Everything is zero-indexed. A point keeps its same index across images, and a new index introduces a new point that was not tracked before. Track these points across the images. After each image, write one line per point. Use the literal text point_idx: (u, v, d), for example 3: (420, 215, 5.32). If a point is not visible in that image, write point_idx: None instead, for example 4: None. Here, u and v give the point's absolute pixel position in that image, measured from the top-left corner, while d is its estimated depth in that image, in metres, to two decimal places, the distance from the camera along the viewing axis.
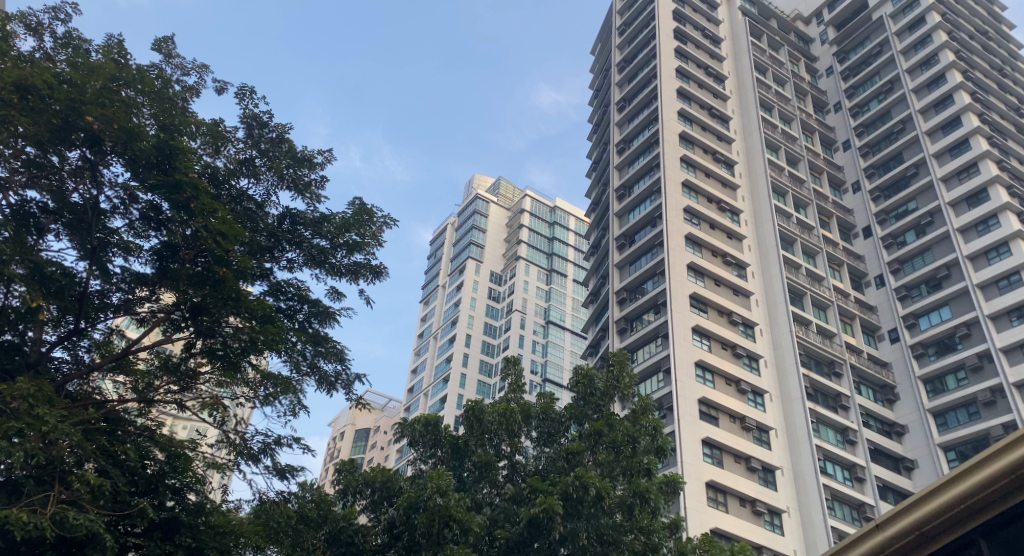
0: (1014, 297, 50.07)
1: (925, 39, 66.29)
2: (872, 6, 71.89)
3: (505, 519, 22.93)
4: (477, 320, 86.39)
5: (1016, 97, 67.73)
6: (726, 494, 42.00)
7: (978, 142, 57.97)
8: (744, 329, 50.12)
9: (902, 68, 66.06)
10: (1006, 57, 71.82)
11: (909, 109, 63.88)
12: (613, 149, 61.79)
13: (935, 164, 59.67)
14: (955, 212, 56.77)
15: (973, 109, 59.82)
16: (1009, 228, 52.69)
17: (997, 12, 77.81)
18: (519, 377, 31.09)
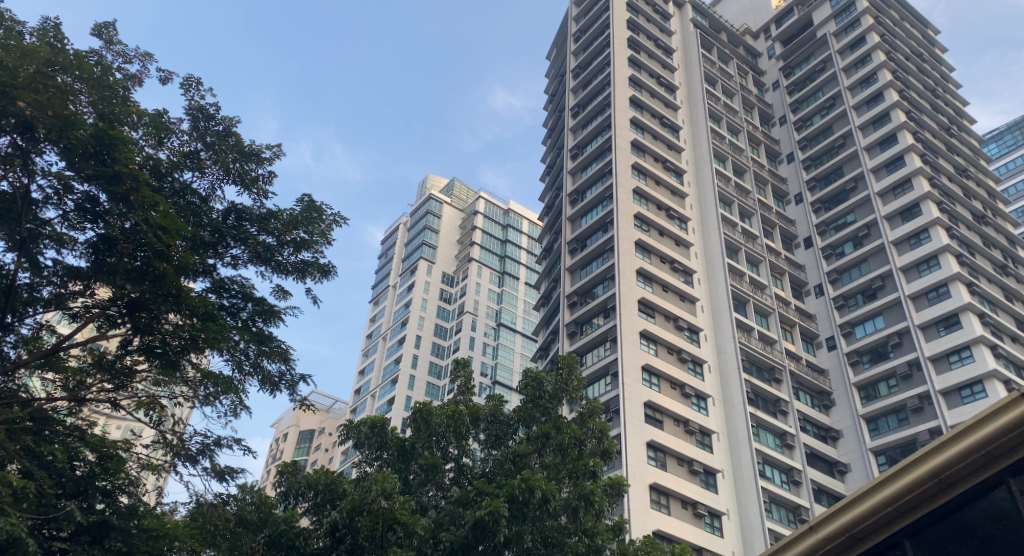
0: (942, 308, 51.69)
1: (864, 58, 67.98)
2: (817, 24, 73.40)
3: (450, 521, 22.55)
4: (427, 321, 85.88)
5: (947, 118, 69.86)
6: (669, 496, 42.26)
7: (912, 159, 59.71)
8: (690, 334, 50.55)
9: (843, 85, 67.60)
10: (939, 78, 74.12)
11: (849, 124, 65.39)
12: (567, 154, 61.94)
13: (873, 179, 61.18)
14: (890, 225, 58.28)
15: (908, 127, 61.59)
16: (939, 242, 54.43)
17: (932, 35, 80.22)
18: (468, 379, 30.74)
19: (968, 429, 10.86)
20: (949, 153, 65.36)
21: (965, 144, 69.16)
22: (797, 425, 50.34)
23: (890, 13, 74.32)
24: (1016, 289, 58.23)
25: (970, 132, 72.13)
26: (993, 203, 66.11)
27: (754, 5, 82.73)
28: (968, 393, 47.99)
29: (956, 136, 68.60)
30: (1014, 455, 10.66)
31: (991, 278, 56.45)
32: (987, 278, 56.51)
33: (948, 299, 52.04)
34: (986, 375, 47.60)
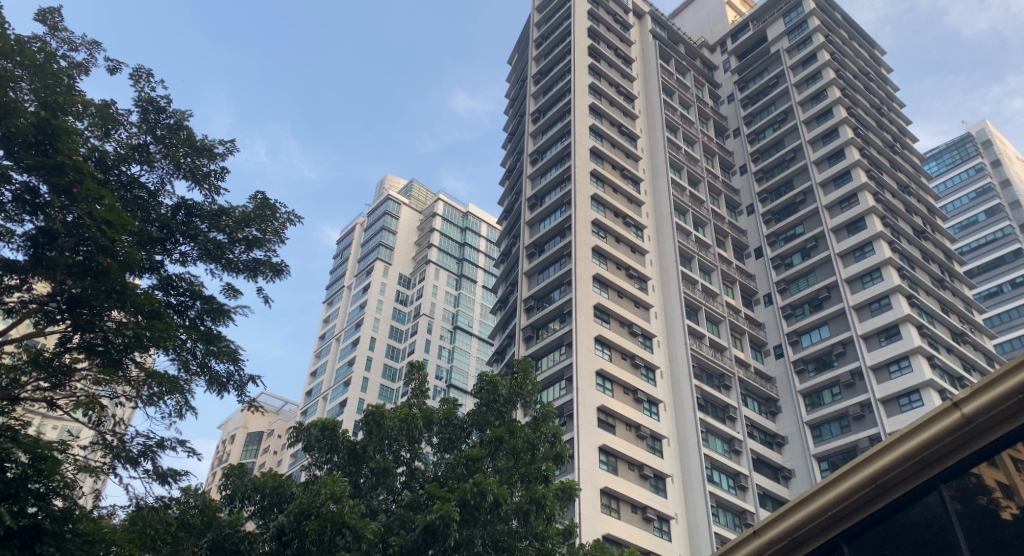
0: (883, 319, 52.83)
1: (815, 74, 69.29)
2: (771, 40, 74.55)
3: (401, 525, 22.13)
4: (382, 323, 85.16)
5: (892, 135, 71.42)
6: (619, 500, 42.32)
7: (858, 174, 61.01)
8: (643, 340, 50.76)
9: (794, 100, 68.74)
10: (885, 97, 75.85)
11: (799, 139, 66.45)
12: (526, 159, 61.88)
13: (821, 192, 62.30)
14: (836, 238, 59.42)
15: (855, 143, 62.91)
16: (881, 255, 55.65)
17: (878, 55, 82.00)
18: (423, 382, 30.28)
19: (904, 437, 12.46)
20: (893, 169, 66.75)
21: (908, 161, 70.77)
22: (744, 431, 50.80)
23: (840, 32, 75.84)
24: (954, 303, 59.57)
25: (913, 150, 73.81)
26: (933, 218, 67.66)
27: (711, 20, 83.79)
28: (906, 402, 49.14)
29: (899, 153, 70.15)
30: (944, 462, 12.27)
31: (930, 291, 57.77)
32: (926, 291, 57.84)
33: (889, 310, 53.15)
34: (922, 384, 48.78)
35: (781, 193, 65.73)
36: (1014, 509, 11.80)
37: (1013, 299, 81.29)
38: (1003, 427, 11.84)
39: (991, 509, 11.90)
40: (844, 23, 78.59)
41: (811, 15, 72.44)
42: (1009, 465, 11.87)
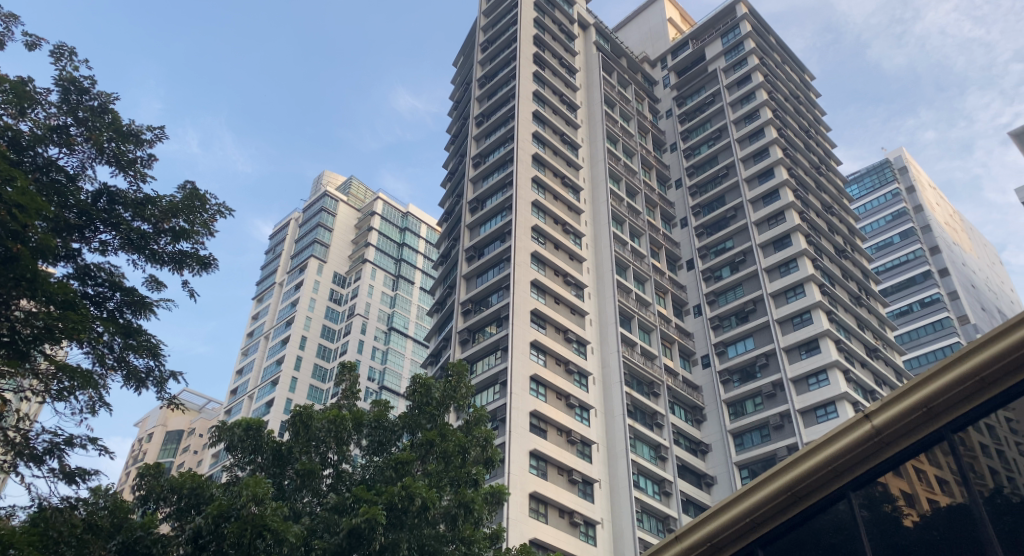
0: (804, 333, 53.98)
1: (749, 95, 70.55)
2: (709, 59, 75.66)
3: (325, 529, 21.44)
4: (314, 322, 83.67)
5: (818, 157, 73.18)
6: (547, 505, 42.08)
7: (786, 193, 62.24)
8: (577, 346, 50.74)
9: (729, 119, 69.78)
10: (813, 120, 77.73)
11: (732, 156, 67.50)
12: (468, 162, 61.42)
13: (751, 209, 63.36)
14: (763, 253, 60.51)
15: (784, 163, 64.23)
16: (804, 272, 56.86)
17: (808, 80, 84.08)
18: (354, 383, 29.54)
19: (818, 446, 12.61)
20: (817, 190, 68.33)
21: (832, 183, 72.64)
22: (671, 438, 51.19)
23: (774, 55, 77.46)
24: (869, 319, 61.15)
25: (837, 173, 75.76)
26: (853, 238, 69.45)
27: (653, 35, 84.71)
28: (822, 413, 50.31)
29: (824, 174, 71.95)
30: (854, 471, 12.53)
31: (848, 308, 59.26)
32: (843, 308, 59.33)
33: (810, 325, 54.32)
34: (837, 397, 50.04)
35: (713, 208, 66.58)
36: (915, 517, 12.10)
37: (922, 317, 83.62)
38: (909, 438, 12.29)
39: (896, 516, 12.19)
40: (778, 46, 80.27)
41: (746, 37, 73.82)
42: (912, 474, 12.28)
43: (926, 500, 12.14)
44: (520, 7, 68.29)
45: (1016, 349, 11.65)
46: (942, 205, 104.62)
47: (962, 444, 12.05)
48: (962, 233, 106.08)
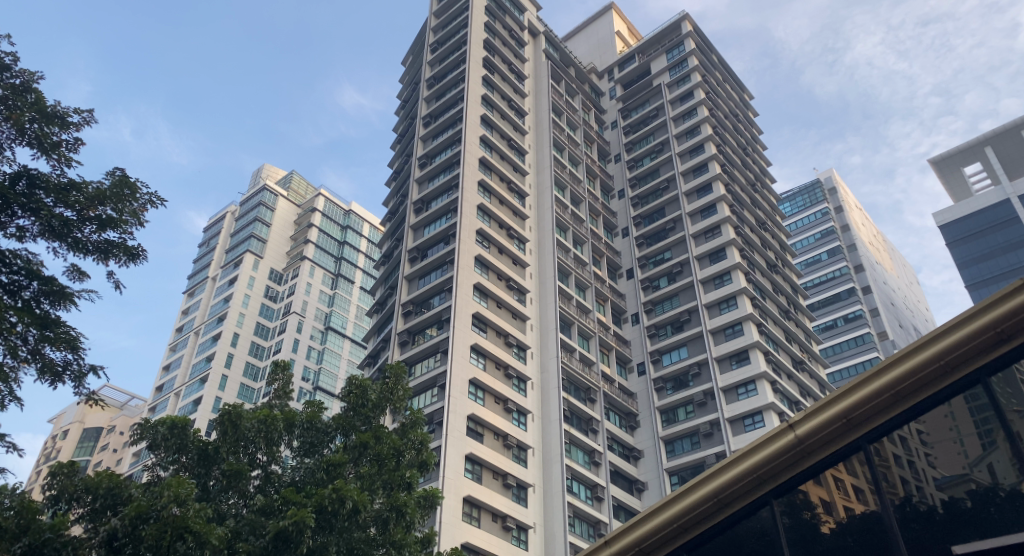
0: (735, 344, 54.82)
1: (690, 111, 71.32)
2: (654, 73, 76.30)
3: (250, 531, 20.60)
4: (248, 319, 81.84)
5: (753, 174, 74.32)
6: (480, 509, 41.59)
7: (722, 208, 63.03)
8: (518, 350, 50.45)
9: (671, 133, 70.46)
10: (751, 138, 78.94)
11: (673, 170, 68.09)
12: (415, 163, 60.75)
13: (689, 222, 63.95)
14: (699, 265, 61.16)
15: (722, 178, 65.05)
16: (737, 284, 57.65)
17: (748, 99, 85.52)
18: (287, 382, 28.64)
19: (744, 454, 12.42)
20: (752, 205, 69.35)
21: (767, 200, 73.85)
22: (605, 444, 51.22)
23: (715, 73, 78.52)
24: (797, 332, 62.19)
25: (771, 191, 77.04)
26: (784, 254, 70.60)
27: (601, 47, 85.17)
28: (750, 422, 51.21)
29: (759, 191, 73.11)
30: (776, 479, 12.37)
31: (777, 320, 60.27)
32: (773, 321, 60.25)
33: (740, 336, 55.17)
34: (764, 406, 51.00)
35: (653, 219, 67.07)
36: (832, 524, 12.02)
37: (845, 332, 85.54)
38: (830, 447, 12.19)
39: (814, 523, 12.08)
40: (720, 64, 81.35)
41: (690, 54, 74.69)
42: (831, 483, 12.22)
43: (842, 508, 12.10)
44: (471, 10, 67.84)
45: (930, 364, 11.78)
46: (866, 225, 107.51)
47: (877, 454, 12.05)
48: (885, 252, 109.27)
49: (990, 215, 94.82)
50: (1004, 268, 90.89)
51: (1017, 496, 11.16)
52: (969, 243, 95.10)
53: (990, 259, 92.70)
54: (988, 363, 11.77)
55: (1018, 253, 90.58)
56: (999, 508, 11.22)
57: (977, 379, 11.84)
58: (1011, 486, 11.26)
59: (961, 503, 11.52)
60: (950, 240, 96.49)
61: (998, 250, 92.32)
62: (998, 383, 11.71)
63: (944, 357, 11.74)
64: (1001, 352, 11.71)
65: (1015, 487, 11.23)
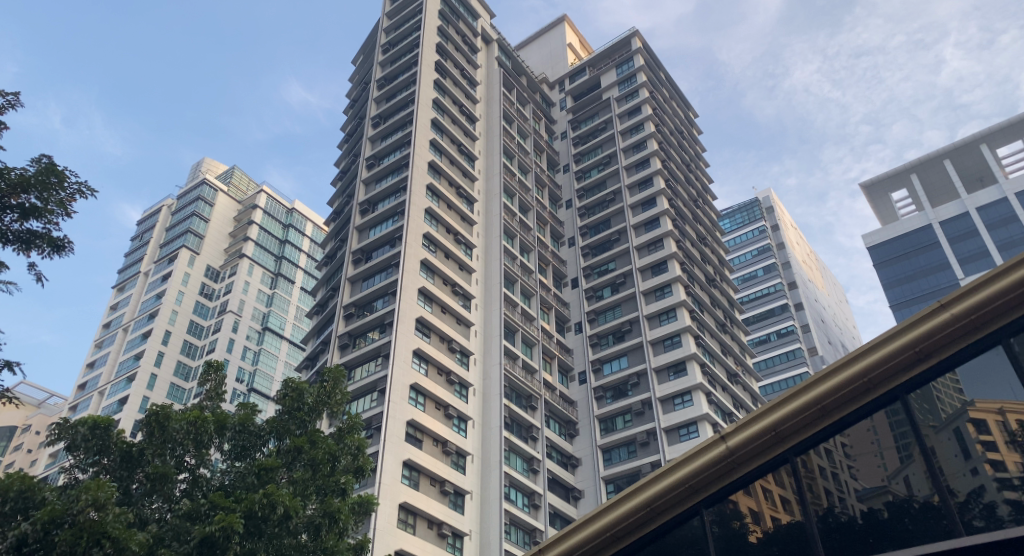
0: (673, 355, 55.11)
1: (638, 126, 71.69)
2: (604, 87, 76.59)
3: (174, 537, 19.60)
4: (181, 317, 79.69)
5: (696, 190, 74.96)
6: (415, 516, 40.72)
7: (665, 222, 63.38)
8: (460, 356, 49.74)
9: (619, 146, 70.66)
10: (694, 156, 79.66)
11: (619, 183, 68.30)
12: (362, 163, 59.75)
13: (633, 234, 64.16)
14: (642, 277, 61.33)
15: (666, 193, 65.48)
16: (677, 297, 57.96)
17: (693, 117, 86.43)
18: (220, 383, 27.42)
19: (680, 462, 12.72)
20: (694, 220, 69.99)
21: (707, 216, 74.51)
22: (544, 452, 50.84)
23: (663, 90, 79.20)
24: (732, 346, 62.78)
25: (712, 208, 77.76)
26: (722, 269, 71.28)
27: (552, 58, 85.28)
28: (685, 432, 51.55)
29: (701, 208, 73.73)
30: (707, 489, 12.66)
31: (714, 333, 60.78)
32: (710, 334, 60.72)
33: (678, 348, 55.48)
34: (699, 417, 51.39)
35: (599, 230, 67.15)
36: (759, 533, 12.27)
37: (778, 347, 86.84)
38: (759, 459, 12.53)
39: (743, 533, 12.33)
40: (667, 82, 81.97)
41: (639, 70, 75.14)
42: (760, 493, 12.48)
43: (769, 517, 12.30)
44: (425, 13, 67.11)
45: (854, 380, 12.15)
46: (801, 245, 109.68)
47: (804, 466, 12.36)
48: (817, 272, 111.66)
49: (914, 239, 97.40)
50: (926, 289, 93.32)
51: (930, 508, 11.47)
52: (894, 265, 97.37)
53: (913, 281, 95.13)
54: (907, 381, 12.17)
55: (939, 276, 93.24)
56: (913, 518, 11.52)
57: (896, 395, 12.22)
58: (925, 498, 11.57)
59: (879, 514, 11.79)
60: (877, 262, 98.73)
61: (921, 273, 94.76)
62: (915, 399, 12.10)
63: (866, 374, 12.14)
64: (920, 370, 12.14)
65: (929, 499, 11.54)
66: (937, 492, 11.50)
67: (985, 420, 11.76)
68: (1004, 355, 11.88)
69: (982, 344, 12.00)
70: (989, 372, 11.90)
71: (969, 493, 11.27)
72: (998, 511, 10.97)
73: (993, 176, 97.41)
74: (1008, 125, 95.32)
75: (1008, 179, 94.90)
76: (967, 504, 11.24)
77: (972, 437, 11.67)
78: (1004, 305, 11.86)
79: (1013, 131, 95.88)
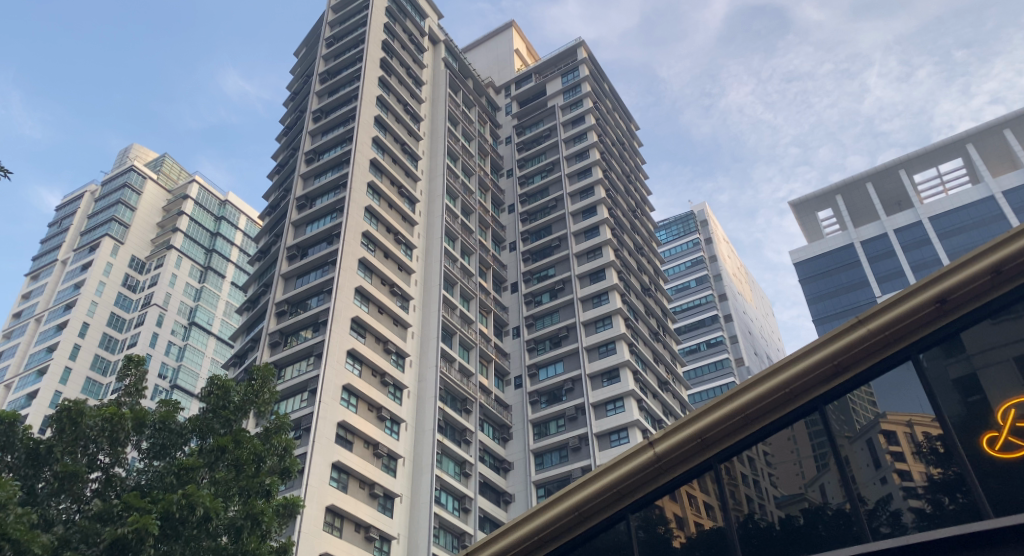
0: (607, 362, 55.07)
1: (581, 135, 71.70)
2: (549, 95, 76.40)
3: (81, 539, 18.07)
4: (100, 309, 76.65)
5: (634, 202, 75.08)
6: (343, 518, 39.47)
7: (604, 231, 63.38)
8: (396, 358, 48.56)
9: (562, 154, 70.47)
10: (634, 167, 79.97)
11: (561, 190, 68.00)
12: (301, 157, 58.21)
13: (573, 241, 63.95)
14: (580, 284, 61.11)
15: (606, 202, 65.51)
16: (614, 305, 58.00)
17: (634, 130, 86.79)
18: (140, 379, 25.75)
19: (606, 469, 12.46)
20: (631, 231, 70.08)
21: (645, 227, 74.70)
22: (476, 456, 50.04)
23: (607, 102, 79.38)
24: (664, 355, 62.91)
25: (650, 220, 77.99)
26: (657, 279, 71.46)
27: (499, 63, 84.79)
28: (616, 437, 51.52)
29: (639, 218, 73.94)
30: (634, 494, 12.39)
31: (648, 341, 60.84)
32: (644, 342, 60.76)
33: (613, 354, 55.43)
34: (630, 423, 51.36)
35: (540, 236, 66.73)
36: (683, 538, 12.02)
37: (707, 356, 87.68)
38: (684, 466, 12.30)
39: (667, 538, 12.08)
40: (611, 94, 82.20)
41: (584, 80, 75.22)
42: (685, 499, 12.25)
43: (693, 523, 12.06)
44: (372, 9, 65.84)
45: (775, 393, 12.01)
46: (732, 259, 111.19)
47: (727, 473, 12.16)
48: (747, 285, 113.43)
49: (837, 257, 99.43)
50: (846, 306, 94.95)
51: (842, 515, 11.37)
52: (818, 281, 98.89)
53: (835, 297, 96.47)
54: (824, 393, 12.09)
55: (859, 293, 94.95)
56: (826, 525, 11.42)
57: (815, 406, 12.12)
58: (838, 505, 11.45)
59: (796, 520, 11.61)
60: (802, 278, 100.17)
61: (843, 289, 96.45)
62: (833, 410, 12.01)
63: (787, 386, 12.00)
64: (837, 384, 12.03)
65: (841, 506, 11.41)
66: (849, 500, 11.38)
67: (895, 431, 11.59)
68: (913, 371, 11.80)
69: (893, 359, 11.92)
70: (902, 385, 11.80)
71: (877, 501, 11.23)
72: (903, 519, 10.96)
73: (910, 201, 100.08)
74: (924, 151, 98.52)
75: (923, 204, 97.71)
76: (876, 511, 11.19)
77: (883, 448, 11.56)
78: (915, 322, 11.79)
79: (930, 157, 98.98)
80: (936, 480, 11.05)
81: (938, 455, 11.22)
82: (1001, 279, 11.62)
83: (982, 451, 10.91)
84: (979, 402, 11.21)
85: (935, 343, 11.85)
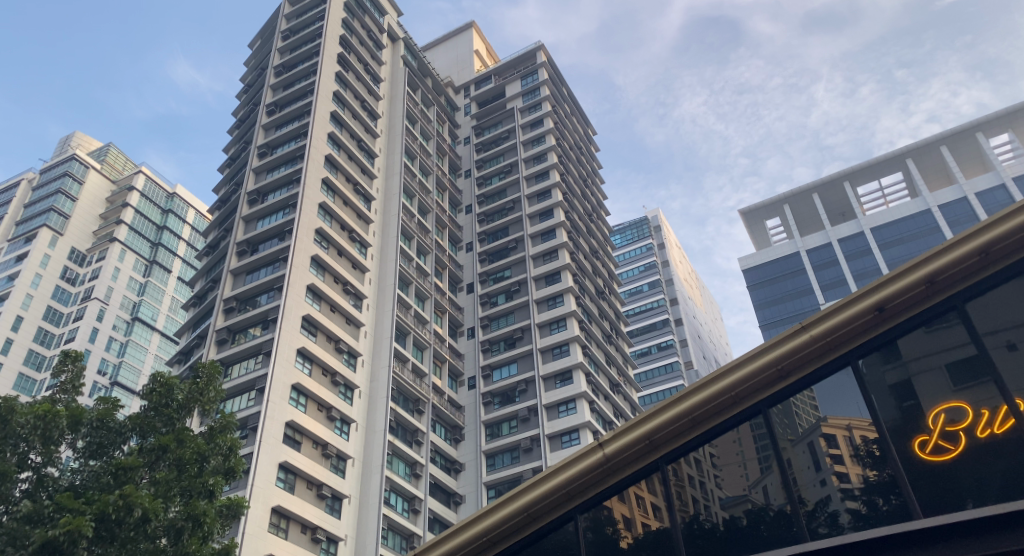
0: (560, 363, 54.65)
1: (539, 138, 71.35)
2: (508, 97, 75.83)
3: (10, 543, 16.86)
4: (37, 302, 74.03)
5: (590, 206, 74.84)
6: (289, 520, 38.30)
7: (561, 233, 63.00)
8: (348, 357, 47.44)
9: (520, 156, 69.99)
10: (591, 172, 79.81)
11: (519, 192, 67.47)
12: (254, 151, 56.73)
13: (529, 243, 63.43)
14: (536, 286, 60.62)
15: (563, 206, 65.17)
16: (568, 307, 57.61)
17: (592, 135, 86.59)
18: (77, 374, 24.40)
19: (552, 471, 11.89)
20: (587, 234, 69.86)
21: (601, 231, 74.57)
22: (427, 457, 49.17)
23: (565, 105, 79.07)
24: (616, 358, 62.74)
25: (605, 224, 77.87)
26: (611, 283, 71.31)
27: (458, 63, 83.97)
28: (567, 439, 51.15)
29: (595, 223, 73.81)
30: (582, 496, 11.85)
31: (600, 344, 60.62)
32: (597, 345, 60.51)
33: (566, 356, 55.02)
34: (581, 425, 51.05)
35: (496, 237, 66.06)
36: (629, 539, 11.49)
37: (657, 360, 87.93)
38: (631, 468, 11.79)
39: (614, 538, 11.53)
40: (570, 98, 81.95)
41: (544, 83, 74.81)
42: (632, 500, 11.73)
43: (640, 524, 11.58)
44: (331, 3, 64.56)
45: (720, 395, 11.58)
46: (684, 266, 111.80)
47: (674, 475, 11.64)
48: (697, 292, 114.22)
49: (783, 265, 100.67)
50: (791, 313, 96.33)
51: (782, 516, 10.97)
52: (765, 288, 100.09)
53: (781, 303, 97.92)
54: (768, 397, 11.69)
55: (803, 300, 96.55)
56: (767, 526, 11.01)
57: (758, 409, 11.71)
58: (780, 506, 11.07)
59: (738, 521, 11.16)
60: (751, 284, 101.34)
61: (789, 295, 97.82)
62: (776, 413, 11.62)
63: (732, 390, 11.59)
64: (780, 387, 11.66)
65: (783, 507, 11.03)
66: (790, 501, 11.00)
67: (835, 435, 11.26)
68: (852, 376, 11.50)
69: (834, 364, 11.60)
70: (841, 390, 11.49)
71: (816, 502, 10.84)
72: (841, 519, 10.59)
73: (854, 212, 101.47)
74: (868, 165, 99.60)
75: (866, 215, 99.08)
76: (815, 511, 10.81)
77: (824, 451, 11.18)
78: (856, 327, 11.47)
79: (874, 170, 100.38)
80: (872, 482, 10.68)
81: (874, 458, 10.88)
82: (936, 289, 11.37)
83: (914, 454, 10.65)
84: (914, 407, 10.95)
85: (874, 349, 11.54)
